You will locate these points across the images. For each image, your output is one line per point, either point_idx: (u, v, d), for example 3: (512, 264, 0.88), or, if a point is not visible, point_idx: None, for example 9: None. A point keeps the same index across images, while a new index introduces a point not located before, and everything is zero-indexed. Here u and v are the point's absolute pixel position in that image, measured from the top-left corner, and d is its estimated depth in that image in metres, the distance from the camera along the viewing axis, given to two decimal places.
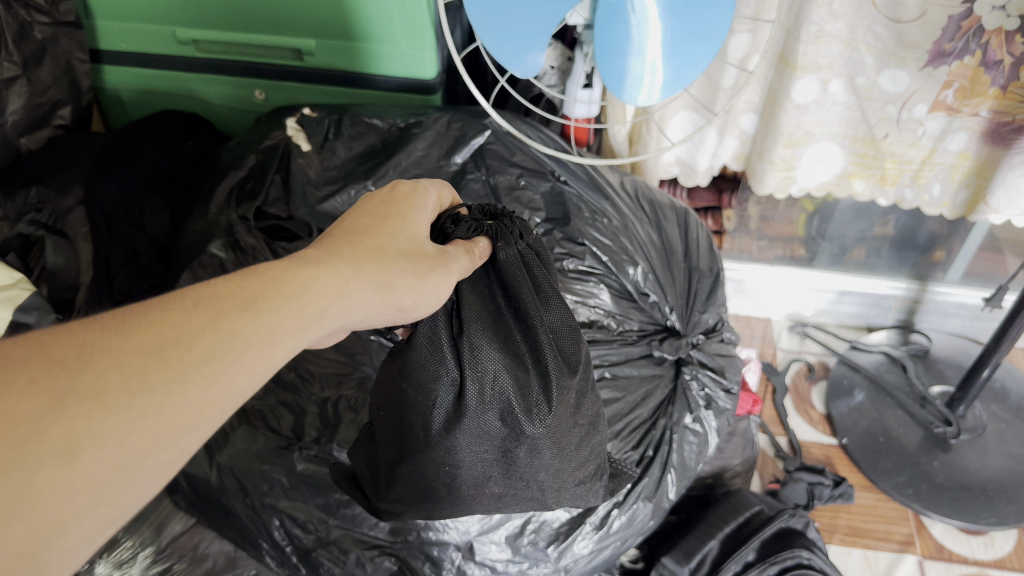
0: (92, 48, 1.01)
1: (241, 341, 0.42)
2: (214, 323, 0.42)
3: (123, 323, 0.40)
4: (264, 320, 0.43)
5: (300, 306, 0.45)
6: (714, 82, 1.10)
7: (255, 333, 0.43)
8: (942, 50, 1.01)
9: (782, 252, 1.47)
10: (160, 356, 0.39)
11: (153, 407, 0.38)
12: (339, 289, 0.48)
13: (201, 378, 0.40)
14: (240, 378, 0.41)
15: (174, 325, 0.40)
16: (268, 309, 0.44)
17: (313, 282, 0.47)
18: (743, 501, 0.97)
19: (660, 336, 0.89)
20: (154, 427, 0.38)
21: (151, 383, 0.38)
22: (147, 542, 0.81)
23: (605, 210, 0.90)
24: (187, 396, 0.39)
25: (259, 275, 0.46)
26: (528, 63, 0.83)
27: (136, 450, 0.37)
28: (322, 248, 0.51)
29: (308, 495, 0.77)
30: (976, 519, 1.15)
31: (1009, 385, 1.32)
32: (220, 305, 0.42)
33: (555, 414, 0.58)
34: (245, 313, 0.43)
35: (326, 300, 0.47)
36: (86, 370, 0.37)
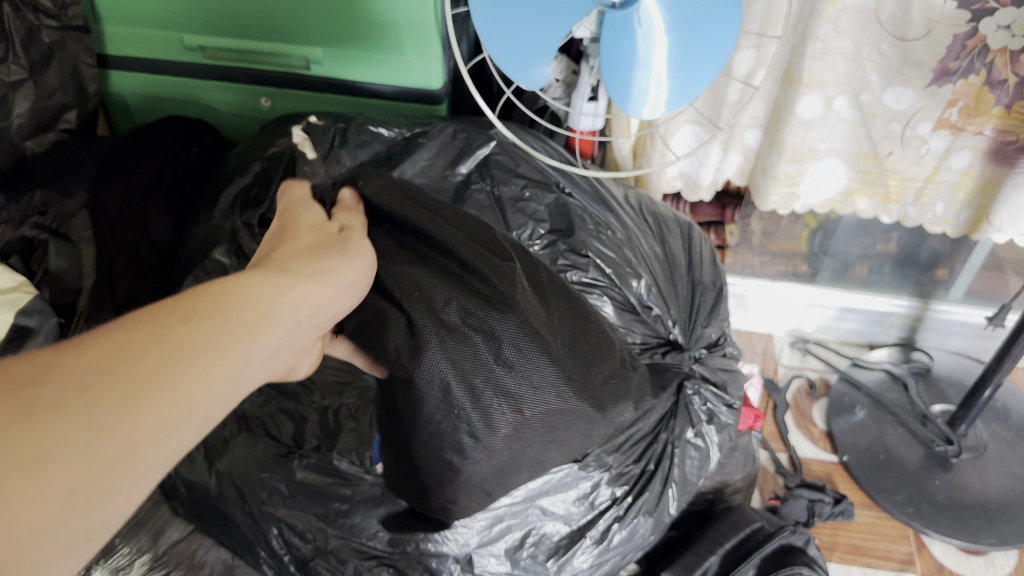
0: (100, 52, 1.02)
1: (190, 349, 0.42)
2: (167, 333, 0.42)
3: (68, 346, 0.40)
4: (207, 327, 0.43)
5: (246, 312, 0.46)
6: (719, 97, 1.10)
7: (207, 340, 0.43)
8: (947, 68, 1.01)
9: (784, 267, 1.47)
10: (111, 369, 0.39)
11: (111, 416, 0.38)
12: (274, 293, 0.48)
13: (157, 388, 0.39)
14: (195, 388, 0.41)
15: (126, 339, 0.40)
16: (217, 316, 0.44)
17: (255, 290, 0.47)
18: (744, 517, 0.96)
19: (663, 349, 0.88)
20: (117, 435, 0.38)
21: (107, 396, 0.38)
22: (144, 549, 0.80)
23: (609, 222, 0.90)
24: (145, 408, 0.39)
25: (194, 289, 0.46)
26: (534, 76, 0.83)
27: (103, 459, 0.37)
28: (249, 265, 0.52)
29: (307, 503, 0.77)
30: (977, 538, 1.14)
31: (1010, 404, 1.32)
32: (161, 318, 0.42)
33: (516, 294, 0.65)
34: (187, 324, 0.43)
35: (266, 303, 0.47)
36: (43, 384, 0.37)
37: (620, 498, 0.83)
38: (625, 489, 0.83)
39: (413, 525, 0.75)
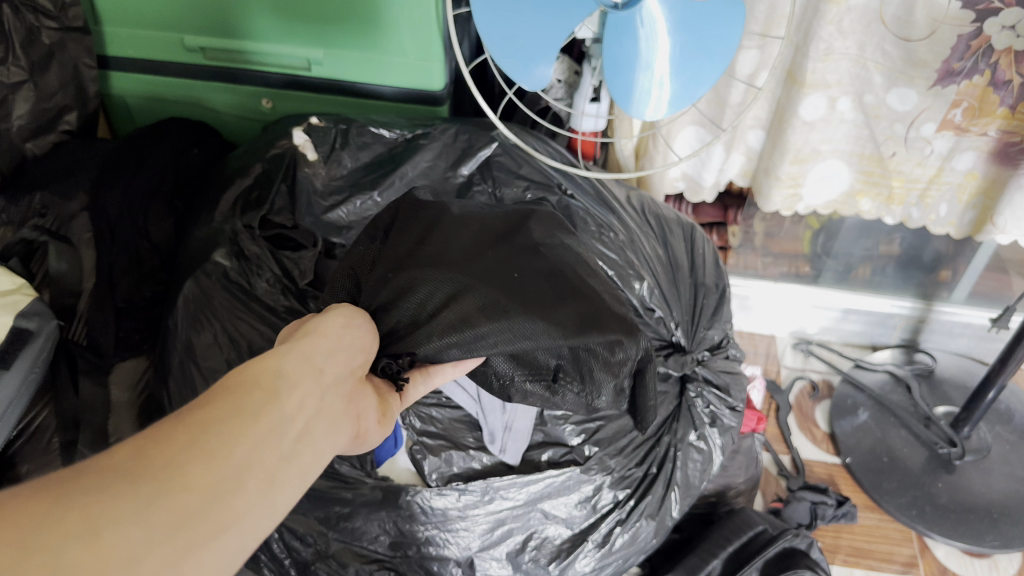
0: (100, 54, 1.01)
1: (219, 417, 0.40)
2: (196, 410, 0.40)
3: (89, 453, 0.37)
4: (234, 397, 0.41)
5: (269, 380, 0.44)
6: (722, 98, 1.10)
7: (237, 407, 0.41)
8: (952, 68, 1.00)
9: (787, 269, 1.46)
10: (139, 449, 0.36)
11: (158, 485, 0.35)
12: (282, 357, 0.47)
13: (199, 454, 0.37)
14: (237, 451, 0.39)
15: (156, 425, 0.38)
16: (241, 387, 0.42)
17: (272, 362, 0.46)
18: (746, 519, 0.95)
19: (665, 351, 0.88)
20: (172, 500, 0.35)
21: (147, 472, 0.35)
22: None
23: (611, 224, 0.89)
24: (192, 474, 0.36)
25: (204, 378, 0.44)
26: (537, 76, 0.83)
27: (163, 524, 0.34)
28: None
29: (308, 508, 0.76)
30: (980, 541, 1.14)
31: (1014, 406, 1.31)
32: (188, 403, 0.40)
33: (434, 214, 0.70)
34: (208, 399, 0.41)
35: (281, 365, 0.46)
36: (82, 472, 0.34)
37: (622, 501, 0.83)
38: (626, 493, 0.83)
39: (414, 529, 0.75)
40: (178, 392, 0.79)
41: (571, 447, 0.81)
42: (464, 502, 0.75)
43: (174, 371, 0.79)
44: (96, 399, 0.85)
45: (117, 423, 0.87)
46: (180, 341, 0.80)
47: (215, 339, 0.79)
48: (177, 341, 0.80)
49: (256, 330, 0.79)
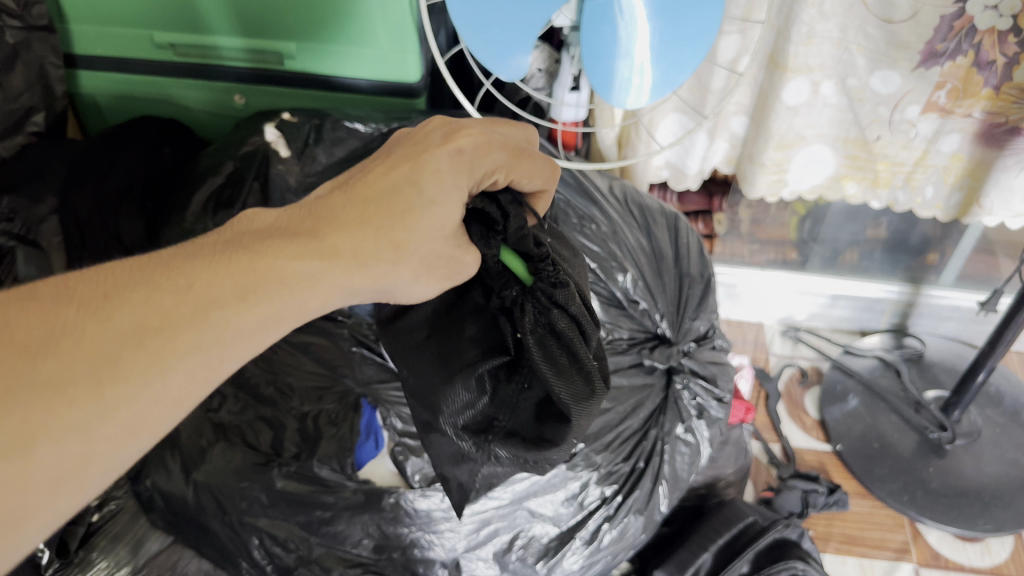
0: (67, 53, 0.99)
1: (230, 332, 0.45)
2: (205, 313, 0.44)
3: (118, 303, 0.42)
4: (247, 314, 0.45)
5: (292, 303, 0.47)
6: (704, 84, 1.08)
7: (240, 326, 0.45)
8: (935, 50, 0.99)
9: (773, 255, 1.45)
10: (144, 342, 0.41)
11: (135, 391, 0.41)
12: (329, 283, 0.49)
13: (182, 373, 0.42)
14: (211, 373, 0.44)
15: (164, 312, 0.42)
16: (260, 300, 0.46)
17: (309, 272, 0.48)
18: (737, 511, 0.94)
19: (650, 344, 0.86)
20: (132, 417, 0.41)
21: (123, 382, 0.40)
22: (124, 562, 0.77)
23: (593, 215, 0.88)
24: (166, 385, 0.42)
25: (267, 257, 0.47)
26: (514, 67, 0.81)
27: (113, 434, 0.40)
28: (341, 230, 0.51)
29: (288, 512, 0.73)
30: (972, 525, 1.13)
31: (1004, 389, 1.31)
32: (207, 296, 0.44)
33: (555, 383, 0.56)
34: (240, 305, 0.45)
35: (331, 291, 0.50)
36: (77, 356, 0.39)
37: (609, 497, 0.81)
38: (614, 488, 0.81)
39: (397, 531, 0.74)
40: None
41: None
42: (448, 503, 0.75)
43: None
44: None
45: None
46: None
47: None
48: None
49: None
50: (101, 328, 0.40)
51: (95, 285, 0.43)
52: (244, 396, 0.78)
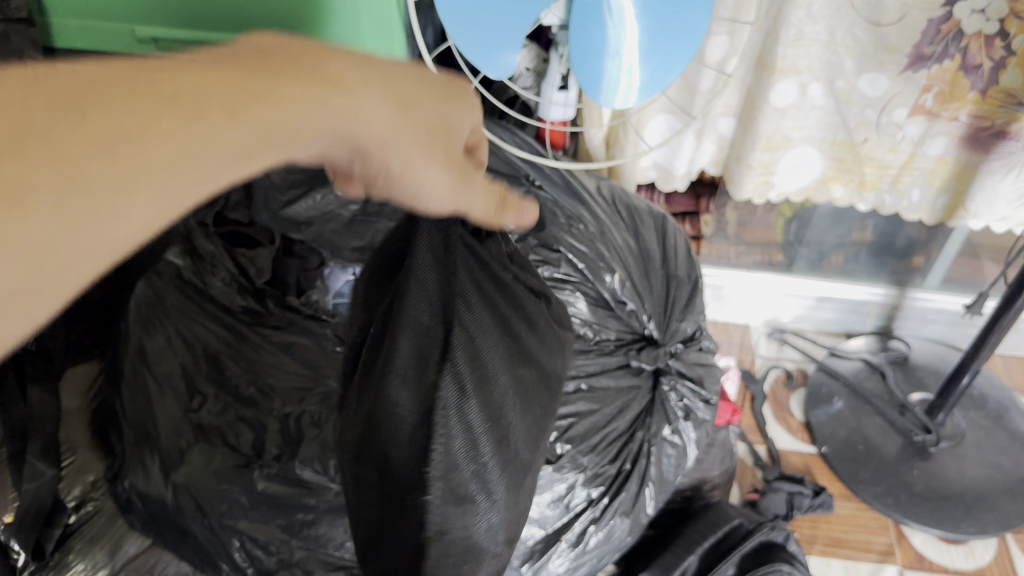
0: (45, 46, 0.96)
1: (216, 151, 0.33)
2: (196, 124, 0.31)
3: (89, 100, 0.29)
4: (241, 130, 0.33)
5: (295, 128, 0.36)
6: (691, 85, 1.07)
7: (230, 148, 0.33)
8: (922, 53, 0.99)
9: (760, 257, 1.45)
10: (117, 149, 0.29)
11: (98, 205, 0.29)
12: (334, 115, 0.38)
13: (149, 185, 0.31)
14: (181, 193, 0.32)
15: (144, 112, 0.30)
16: (259, 118, 0.34)
17: (320, 100, 0.37)
18: (722, 514, 0.94)
19: (638, 345, 0.86)
20: (86, 242, 0.29)
21: (81, 199, 0.28)
22: (101, 565, 0.76)
23: (581, 215, 0.87)
24: (126, 212, 0.30)
25: (265, 70, 0.35)
26: (501, 65, 0.80)
27: (54, 263, 0.29)
28: (336, 54, 0.40)
29: (269, 515, 0.72)
30: (956, 528, 1.13)
31: (988, 392, 1.31)
32: (201, 103, 0.32)
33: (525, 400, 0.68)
34: (232, 121, 0.33)
35: (330, 123, 0.38)
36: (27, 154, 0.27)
37: (596, 499, 0.80)
38: (600, 490, 0.81)
39: None
40: (132, 399, 0.77)
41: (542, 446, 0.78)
42: None
43: (127, 377, 0.77)
44: (46, 405, 0.78)
45: (70, 431, 0.83)
46: (131, 343, 0.79)
47: (169, 343, 0.79)
48: (129, 344, 0.79)
49: (213, 334, 0.80)
50: (71, 126, 0.28)
51: (58, 75, 0.29)
52: (224, 396, 0.77)
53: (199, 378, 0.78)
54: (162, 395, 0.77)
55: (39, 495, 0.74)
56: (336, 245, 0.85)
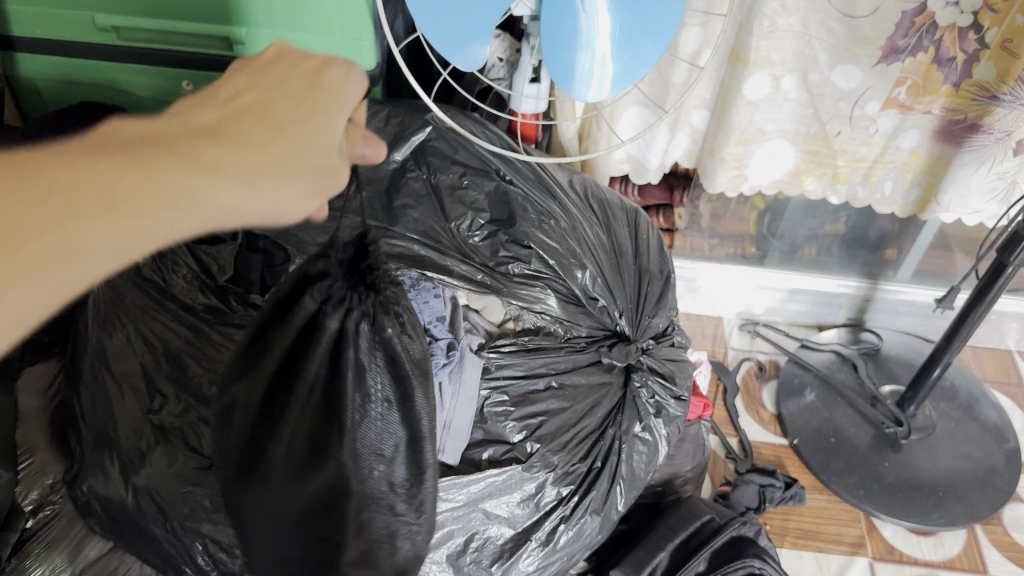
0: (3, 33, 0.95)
1: (102, 238, 0.39)
2: (135, 176, 0.40)
3: (23, 227, 0.37)
4: (154, 183, 0.40)
5: (205, 181, 0.41)
6: (665, 77, 1.06)
7: (141, 202, 0.40)
8: (896, 45, 0.99)
9: (733, 250, 1.44)
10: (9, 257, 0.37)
11: (30, 250, 0.37)
12: (234, 162, 0.43)
13: (69, 212, 0.38)
14: (87, 229, 0.38)
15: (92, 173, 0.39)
16: (163, 175, 0.40)
17: (222, 158, 0.42)
18: (693, 509, 0.93)
19: (609, 341, 0.84)
20: (44, 278, 0.38)
21: (32, 241, 0.37)
22: (61, 569, 0.75)
23: (552, 210, 0.84)
24: (91, 238, 0.39)
25: (156, 145, 0.41)
26: (472, 56, 0.79)
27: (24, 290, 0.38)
28: (231, 119, 0.44)
29: (232, 518, 0.71)
30: (926, 519, 1.14)
31: (958, 383, 1.32)
32: (148, 162, 0.40)
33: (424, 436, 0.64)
34: (172, 173, 0.40)
35: (219, 199, 0.42)
36: (29, 215, 0.37)
37: (566, 497, 0.80)
38: (571, 488, 0.80)
39: None
40: (92, 402, 0.75)
41: (513, 445, 0.78)
42: None
43: (86, 376, 0.76)
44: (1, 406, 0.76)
45: (27, 432, 0.80)
46: (91, 343, 0.77)
47: (128, 343, 0.76)
48: (89, 344, 0.77)
49: (174, 332, 0.75)
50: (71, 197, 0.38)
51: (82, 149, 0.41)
52: (186, 396, 0.73)
53: (160, 378, 0.75)
54: (121, 396, 0.74)
55: None
56: (302, 241, 0.79)
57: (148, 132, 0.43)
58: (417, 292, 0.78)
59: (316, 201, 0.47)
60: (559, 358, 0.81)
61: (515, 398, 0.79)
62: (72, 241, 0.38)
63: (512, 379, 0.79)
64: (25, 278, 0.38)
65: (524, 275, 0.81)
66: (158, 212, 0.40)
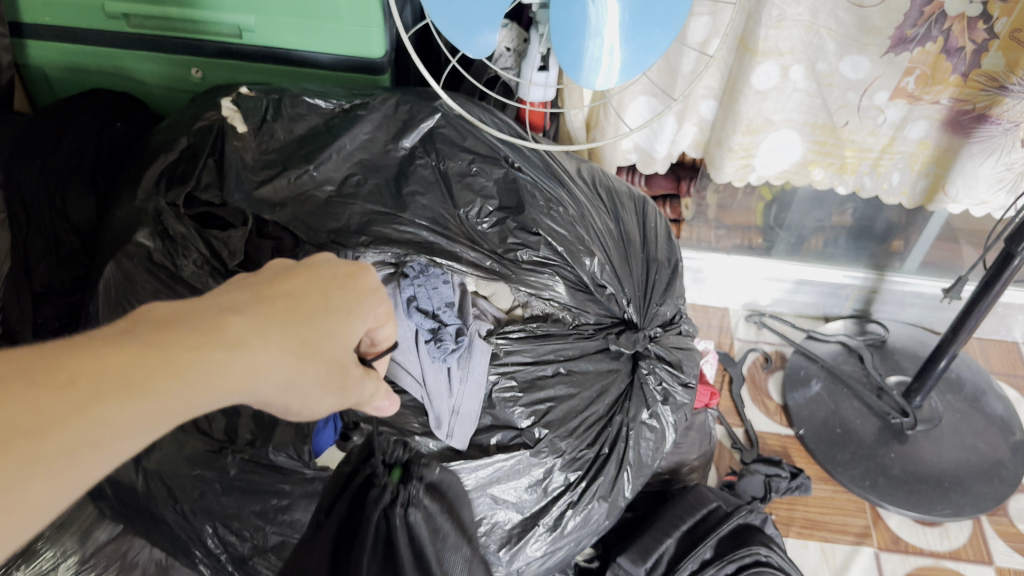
0: (12, 20, 0.95)
1: (128, 432, 0.34)
2: (177, 369, 0.36)
3: (47, 419, 0.32)
4: (192, 374, 0.37)
5: (230, 371, 0.39)
6: (673, 67, 1.06)
7: (178, 398, 0.36)
8: (905, 35, 0.99)
9: (739, 240, 1.44)
10: (13, 445, 0.30)
11: (61, 449, 0.32)
12: (258, 353, 0.41)
13: (116, 393, 0.34)
14: (119, 431, 0.34)
15: (131, 357, 0.35)
16: (198, 364, 0.37)
17: (250, 350, 0.40)
18: (700, 497, 0.93)
19: (616, 329, 0.84)
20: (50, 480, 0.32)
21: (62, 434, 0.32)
22: (70, 552, 0.77)
23: (561, 198, 0.85)
24: (118, 431, 0.34)
25: (191, 331, 0.38)
26: (481, 44, 0.79)
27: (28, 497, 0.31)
28: (252, 308, 0.42)
29: (242, 501, 0.72)
30: (931, 510, 1.14)
31: (965, 375, 1.32)
32: (184, 352, 0.37)
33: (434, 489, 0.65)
34: (210, 368, 0.38)
35: (231, 386, 0.39)
36: (65, 407, 0.32)
37: (573, 483, 0.80)
38: (578, 474, 0.81)
39: None
40: None
41: (521, 430, 0.78)
42: None
43: None
44: None
45: None
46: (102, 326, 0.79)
47: None
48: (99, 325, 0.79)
49: None
50: (119, 386, 0.34)
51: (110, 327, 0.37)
52: None
53: None
54: None
55: None
56: (310, 228, 0.78)
57: (165, 310, 0.39)
58: (425, 278, 0.77)
59: (313, 393, 0.46)
60: (566, 342, 0.81)
61: (523, 383, 0.79)
62: (94, 440, 0.33)
63: (520, 364, 0.79)
64: (38, 478, 0.31)
65: (532, 263, 0.80)
66: (180, 402, 0.37)
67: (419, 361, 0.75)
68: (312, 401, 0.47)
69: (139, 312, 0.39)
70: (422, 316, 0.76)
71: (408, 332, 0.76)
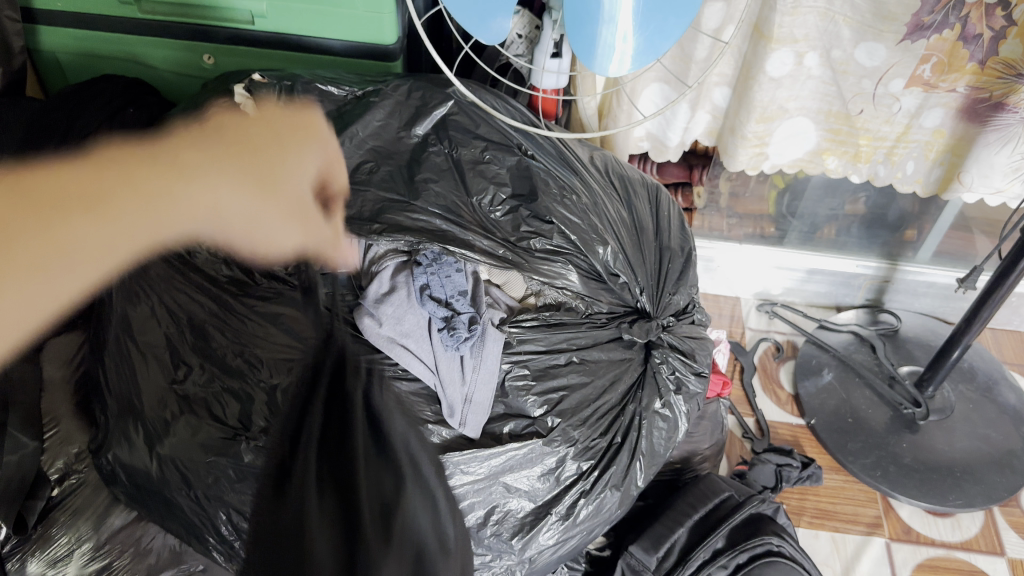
0: (25, 6, 0.95)
1: (125, 224, 0.41)
2: (161, 176, 0.44)
3: (63, 202, 0.36)
4: (170, 176, 0.45)
5: (194, 196, 0.47)
6: (687, 53, 1.05)
7: (159, 186, 0.44)
8: (921, 22, 0.98)
9: (752, 230, 1.44)
10: (48, 205, 0.35)
11: (79, 237, 0.37)
12: (217, 185, 0.49)
13: (115, 193, 0.41)
14: (117, 221, 0.40)
15: (113, 168, 0.42)
16: (172, 180, 0.45)
17: (209, 181, 0.48)
18: (712, 486, 0.93)
19: (630, 318, 0.84)
20: (83, 260, 0.37)
21: (82, 205, 0.37)
22: (85, 538, 0.77)
23: (574, 186, 0.85)
24: (116, 215, 0.40)
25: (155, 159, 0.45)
26: (494, 30, 0.79)
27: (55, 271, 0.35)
28: (201, 152, 0.51)
29: (257, 488, 0.71)
30: (943, 501, 1.14)
31: (977, 365, 1.31)
32: (157, 165, 0.44)
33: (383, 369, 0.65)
34: (181, 178, 0.46)
35: (199, 213, 0.49)
36: (82, 193, 0.38)
37: (586, 472, 0.80)
38: (591, 463, 0.80)
39: None
40: (115, 371, 0.76)
41: (534, 419, 0.78)
42: None
43: (109, 348, 0.77)
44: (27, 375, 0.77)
45: (51, 401, 0.81)
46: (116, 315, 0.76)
47: (152, 312, 0.76)
48: (111, 315, 0.76)
49: (198, 303, 0.77)
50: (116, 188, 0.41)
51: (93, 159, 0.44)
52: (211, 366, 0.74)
53: (184, 349, 0.76)
54: (146, 365, 0.75)
55: (21, 467, 0.73)
56: None
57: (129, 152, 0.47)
58: (439, 266, 0.78)
59: (270, 224, 0.57)
60: (580, 330, 0.81)
61: (536, 372, 0.79)
62: (100, 226, 0.38)
63: (533, 353, 0.79)
64: (61, 257, 0.35)
65: (545, 252, 0.80)
66: (153, 203, 0.44)
67: (432, 350, 0.75)
68: (274, 232, 0.59)
69: (98, 156, 0.45)
70: (435, 304, 0.76)
71: (421, 320, 0.76)
